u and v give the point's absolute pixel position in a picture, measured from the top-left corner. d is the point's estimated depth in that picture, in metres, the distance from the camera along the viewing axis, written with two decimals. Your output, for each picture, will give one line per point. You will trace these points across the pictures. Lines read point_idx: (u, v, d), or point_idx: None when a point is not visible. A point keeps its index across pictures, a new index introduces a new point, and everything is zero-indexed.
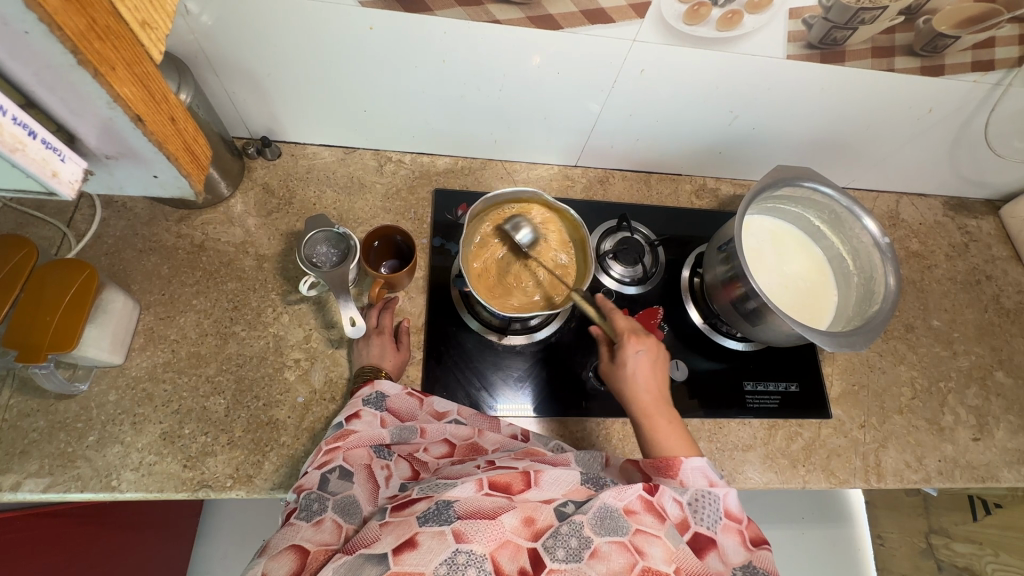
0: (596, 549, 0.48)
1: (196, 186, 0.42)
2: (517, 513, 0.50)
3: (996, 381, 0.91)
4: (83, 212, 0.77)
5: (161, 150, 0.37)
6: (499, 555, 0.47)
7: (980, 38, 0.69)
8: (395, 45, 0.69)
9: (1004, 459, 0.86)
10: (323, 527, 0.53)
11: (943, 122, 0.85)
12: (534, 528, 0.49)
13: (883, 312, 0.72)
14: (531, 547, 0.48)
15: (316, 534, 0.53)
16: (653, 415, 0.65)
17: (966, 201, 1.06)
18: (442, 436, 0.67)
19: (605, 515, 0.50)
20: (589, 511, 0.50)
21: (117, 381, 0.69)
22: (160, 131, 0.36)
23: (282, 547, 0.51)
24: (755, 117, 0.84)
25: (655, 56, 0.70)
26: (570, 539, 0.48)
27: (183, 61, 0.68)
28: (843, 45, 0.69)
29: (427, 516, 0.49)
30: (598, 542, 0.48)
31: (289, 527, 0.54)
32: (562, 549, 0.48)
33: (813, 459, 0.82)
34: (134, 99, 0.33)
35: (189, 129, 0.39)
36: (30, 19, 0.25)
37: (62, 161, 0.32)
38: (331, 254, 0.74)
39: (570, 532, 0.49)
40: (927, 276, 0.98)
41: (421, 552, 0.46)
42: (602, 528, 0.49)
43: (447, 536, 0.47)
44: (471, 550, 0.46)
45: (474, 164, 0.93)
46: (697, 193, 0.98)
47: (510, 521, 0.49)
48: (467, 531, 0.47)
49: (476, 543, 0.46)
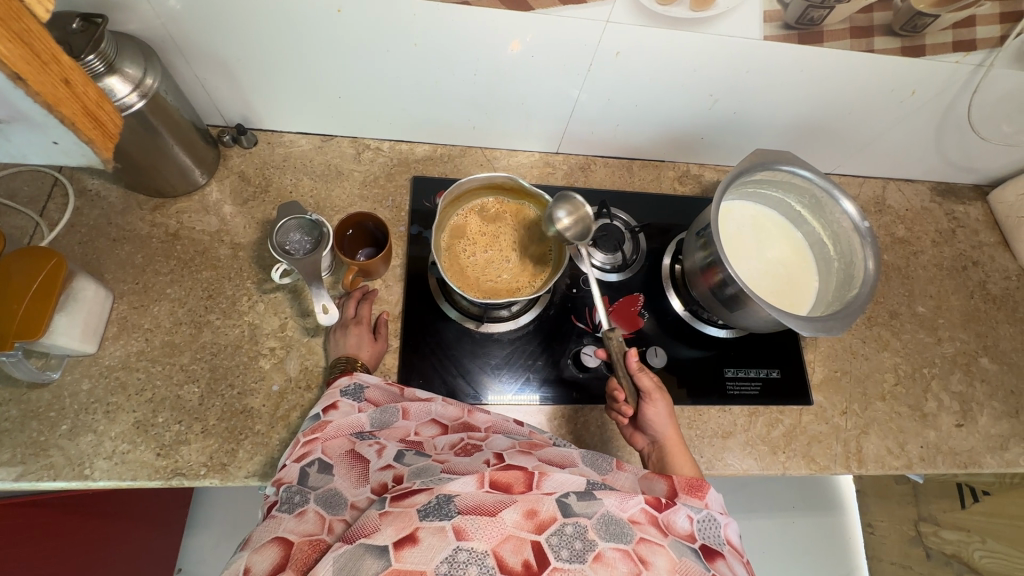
0: (600, 553, 0.48)
1: (104, 156, 0.38)
2: (518, 508, 0.50)
3: (981, 367, 0.91)
4: (57, 201, 0.76)
5: (52, 113, 0.33)
6: (501, 550, 0.47)
7: (960, 18, 0.68)
8: (364, 28, 0.68)
9: (987, 445, 0.85)
10: (306, 518, 0.53)
11: (929, 104, 0.83)
12: (537, 520, 0.49)
13: (862, 297, 0.71)
14: (534, 541, 0.48)
15: (299, 524, 0.53)
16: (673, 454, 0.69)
17: (955, 186, 1.05)
18: (429, 416, 0.68)
19: (609, 522, 0.51)
20: (594, 516, 0.51)
21: (90, 370, 0.69)
22: (51, 94, 0.32)
23: (266, 540, 0.51)
24: (736, 101, 0.82)
25: (630, 38, 0.69)
26: (573, 541, 0.48)
27: (150, 45, 0.67)
28: (821, 24, 0.68)
29: (427, 510, 0.49)
30: (601, 546, 0.48)
31: (272, 520, 0.54)
32: (566, 549, 0.47)
33: (794, 446, 0.81)
34: (12, 60, 0.29)
35: (91, 96, 0.35)
36: None
37: None
38: (304, 241, 0.73)
39: (574, 533, 0.49)
40: (912, 261, 0.97)
41: (422, 549, 0.46)
42: (606, 533, 0.50)
43: (447, 533, 0.47)
44: (471, 548, 0.46)
45: (453, 151, 0.92)
46: (680, 179, 0.97)
47: (511, 517, 0.49)
48: (467, 528, 0.47)
49: (477, 541, 0.47)
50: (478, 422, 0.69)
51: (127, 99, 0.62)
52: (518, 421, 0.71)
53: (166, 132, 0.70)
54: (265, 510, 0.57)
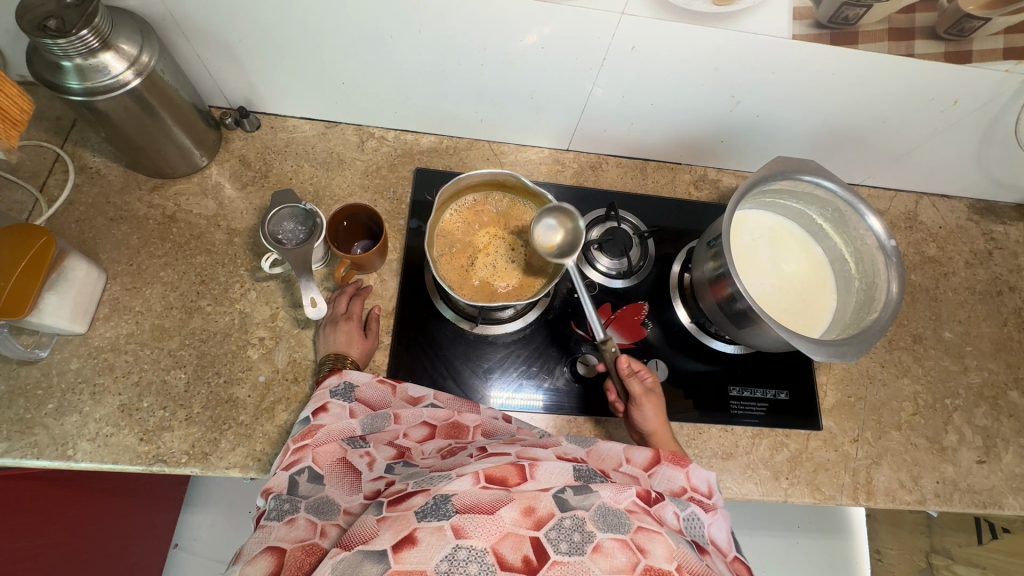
0: (599, 544, 0.45)
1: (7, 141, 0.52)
2: (516, 505, 0.47)
3: (1009, 401, 0.85)
4: (57, 176, 0.76)
5: None
6: (501, 548, 0.44)
7: (1013, 22, 0.62)
8: (367, 11, 0.65)
9: (1010, 485, 0.80)
10: (296, 525, 0.52)
11: (972, 116, 0.77)
12: (535, 516, 0.46)
13: (881, 322, 0.66)
14: (532, 537, 0.45)
15: (290, 532, 0.52)
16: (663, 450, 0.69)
17: (995, 205, 0.98)
18: (420, 419, 0.66)
19: (605, 513, 0.48)
20: (591, 509, 0.48)
21: (80, 350, 0.69)
22: None
23: (257, 551, 0.50)
24: (760, 104, 0.77)
25: (646, 32, 0.65)
26: (572, 533, 0.46)
27: (148, 22, 0.66)
28: (856, 25, 0.62)
29: (425, 511, 0.46)
30: (600, 537, 0.46)
31: (262, 530, 0.53)
32: (565, 543, 0.45)
33: (798, 473, 0.77)
34: None
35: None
36: None
37: None
38: (297, 231, 0.71)
39: (572, 526, 0.46)
40: (942, 283, 0.91)
41: (421, 549, 0.43)
42: (605, 524, 0.47)
43: (446, 532, 0.44)
44: (471, 546, 0.44)
45: (459, 144, 0.89)
46: (696, 183, 0.92)
47: (510, 514, 0.46)
48: (466, 526, 0.44)
49: (475, 539, 0.44)
50: (468, 420, 0.66)
51: (123, 77, 0.60)
52: (507, 417, 0.68)
53: (164, 112, 0.68)
54: (257, 521, 0.56)
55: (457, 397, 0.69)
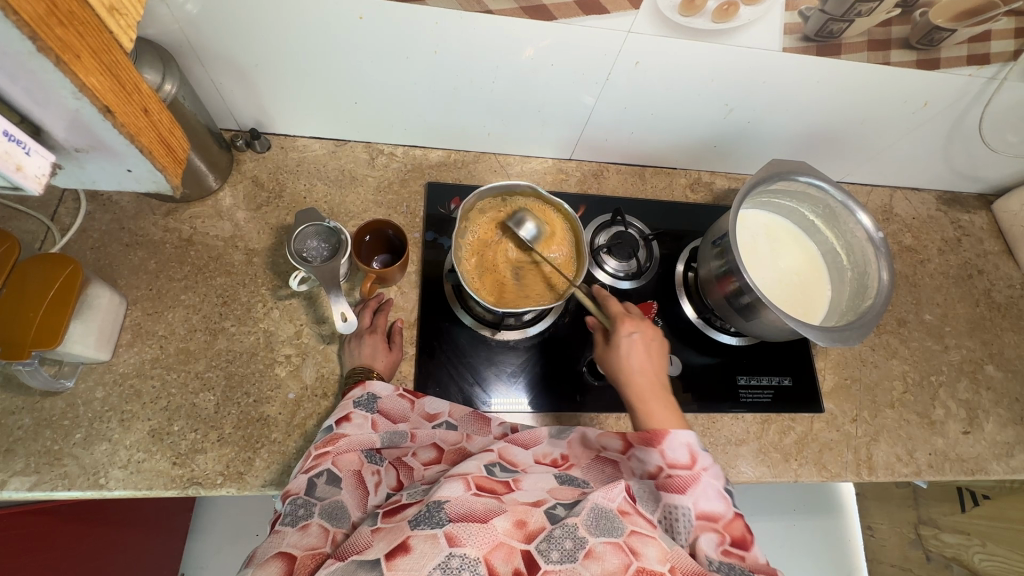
0: (591, 549, 0.47)
1: (172, 179, 0.44)
2: (509, 517, 0.49)
3: (986, 374, 0.92)
4: (68, 205, 0.75)
5: (133, 143, 0.38)
6: (492, 558, 0.46)
7: (976, 32, 0.69)
8: (384, 37, 0.67)
9: (993, 452, 0.86)
10: (309, 531, 0.53)
11: (939, 116, 0.85)
12: (526, 530, 0.49)
13: (876, 307, 0.72)
14: (524, 549, 0.47)
15: (302, 538, 0.52)
16: (649, 399, 0.63)
17: (960, 195, 1.07)
18: (431, 440, 0.67)
19: (598, 517, 0.50)
20: (583, 514, 0.50)
21: (104, 378, 0.68)
22: (131, 123, 0.37)
23: (268, 556, 0.51)
24: (751, 110, 0.83)
25: (650, 48, 0.70)
26: (564, 541, 0.48)
27: (168, 51, 0.67)
28: (839, 38, 0.68)
29: (418, 519, 0.48)
30: (592, 542, 0.48)
31: (276, 535, 0.53)
32: (557, 551, 0.47)
33: (806, 453, 0.82)
34: (100, 89, 0.34)
35: (164, 122, 0.41)
36: (20, 40, 0.28)
37: (27, 154, 0.33)
38: (321, 248, 0.72)
39: (564, 535, 0.48)
40: (919, 270, 0.98)
41: (415, 556, 0.45)
42: (597, 529, 0.49)
43: (439, 540, 0.46)
44: (464, 554, 0.45)
45: (467, 157, 0.92)
46: (692, 187, 0.98)
47: (502, 524, 0.49)
48: (460, 534, 0.46)
49: (469, 547, 0.46)
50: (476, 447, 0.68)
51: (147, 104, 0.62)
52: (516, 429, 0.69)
53: None
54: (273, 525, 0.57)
55: (470, 414, 0.70)
